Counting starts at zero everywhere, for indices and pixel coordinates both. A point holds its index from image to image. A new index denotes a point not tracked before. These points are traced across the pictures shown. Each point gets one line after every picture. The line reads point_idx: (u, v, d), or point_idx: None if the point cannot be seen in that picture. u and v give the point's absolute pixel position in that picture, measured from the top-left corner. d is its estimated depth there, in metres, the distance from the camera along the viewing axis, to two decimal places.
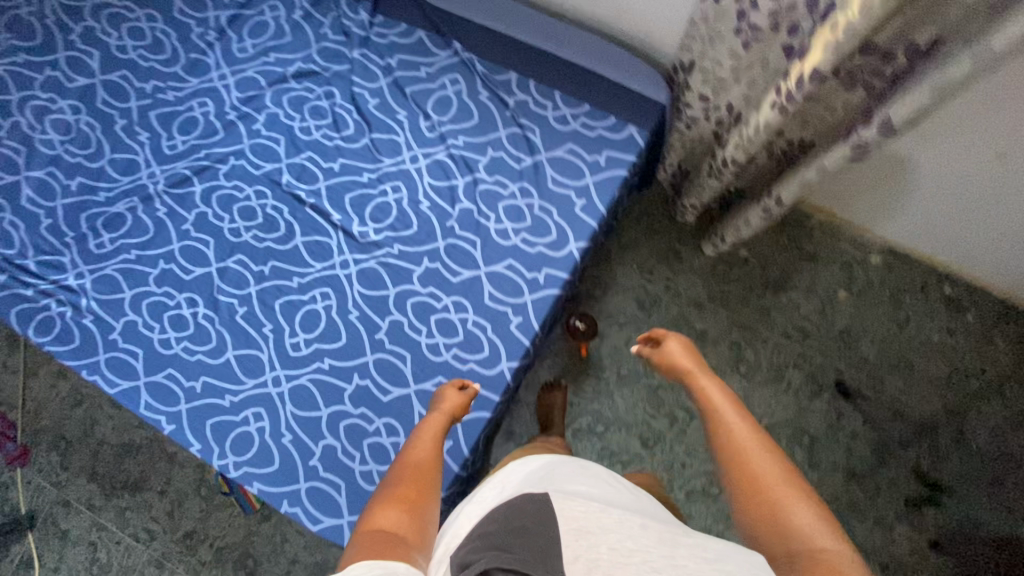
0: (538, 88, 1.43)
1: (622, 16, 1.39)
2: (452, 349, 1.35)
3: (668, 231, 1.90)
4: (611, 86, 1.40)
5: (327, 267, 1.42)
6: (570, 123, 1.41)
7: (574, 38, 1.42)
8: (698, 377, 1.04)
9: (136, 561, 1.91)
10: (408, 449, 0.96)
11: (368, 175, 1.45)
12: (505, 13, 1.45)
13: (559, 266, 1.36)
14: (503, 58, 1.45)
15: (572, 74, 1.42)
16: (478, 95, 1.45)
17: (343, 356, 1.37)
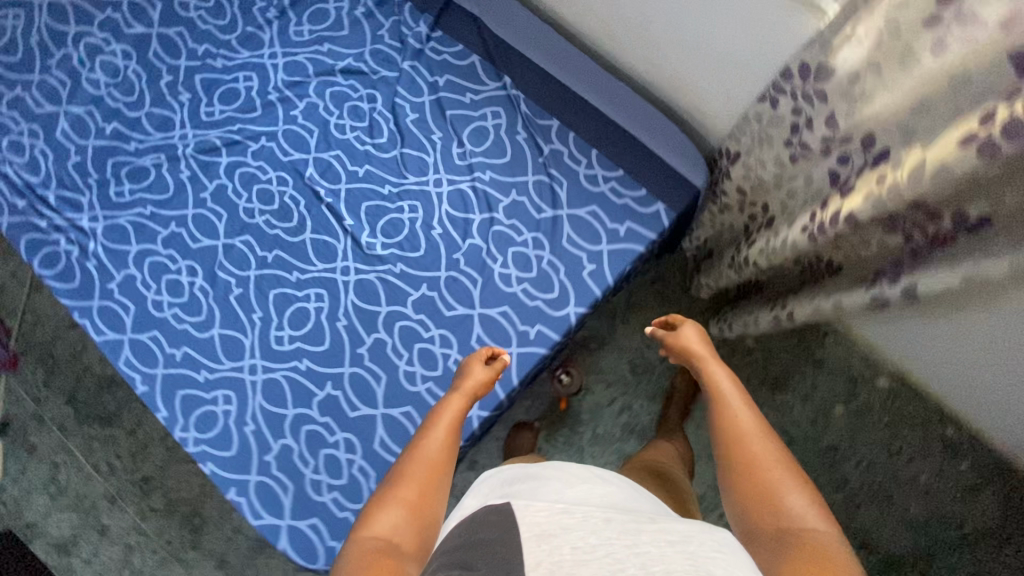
0: (577, 142, 1.40)
1: (679, 93, 1.34)
2: (427, 381, 1.34)
3: (680, 300, 1.84)
4: (651, 157, 1.35)
5: (327, 269, 1.42)
6: (600, 185, 1.38)
7: (626, 100, 1.37)
8: (711, 362, 1.06)
9: (93, 491, 1.97)
10: (421, 437, 0.95)
11: (389, 188, 1.44)
12: (562, 59, 1.41)
13: (553, 326, 1.34)
14: (549, 101, 1.42)
15: (614, 137, 1.37)
16: (516, 134, 1.43)
17: (322, 361, 1.38)
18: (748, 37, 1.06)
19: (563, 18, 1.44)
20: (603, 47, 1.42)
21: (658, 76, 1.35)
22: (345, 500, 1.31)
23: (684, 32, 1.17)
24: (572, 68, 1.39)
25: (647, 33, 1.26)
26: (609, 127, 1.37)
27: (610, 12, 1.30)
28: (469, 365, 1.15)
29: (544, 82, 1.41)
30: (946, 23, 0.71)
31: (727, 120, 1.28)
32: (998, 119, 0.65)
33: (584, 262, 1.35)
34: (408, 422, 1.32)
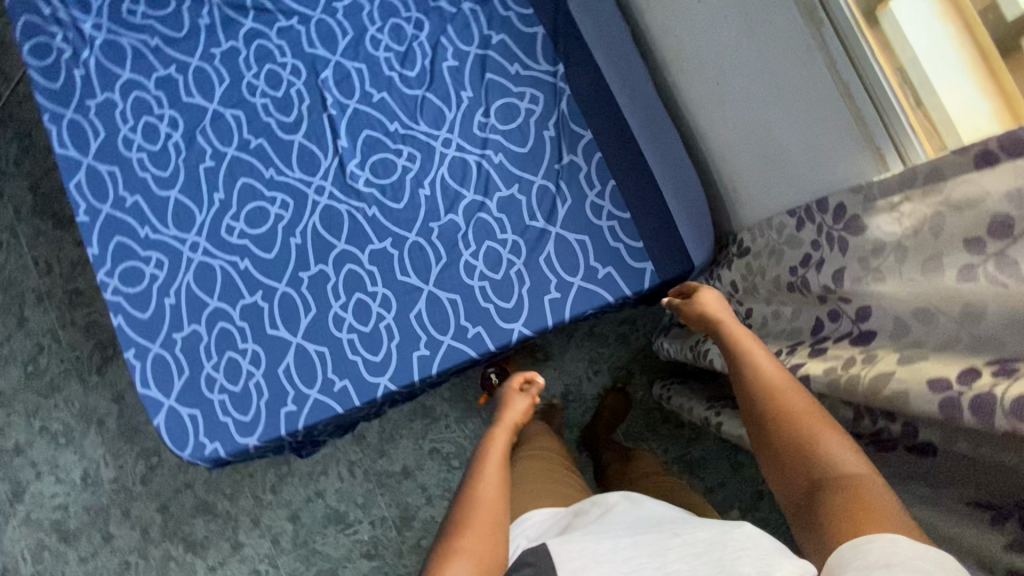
0: (600, 167, 1.32)
1: (722, 166, 1.25)
2: (352, 333, 1.30)
3: (640, 350, 1.80)
4: (664, 212, 1.28)
5: (303, 181, 1.35)
6: (601, 220, 1.30)
7: (666, 141, 1.30)
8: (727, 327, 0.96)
9: (26, 281, 1.98)
10: (472, 482, 0.93)
11: (396, 127, 1.35)
12: (626, 74, 1.31)
13: (494, 334, 1.29)
14: (592, 112, 1.32)
15: (640, 181, 1.30)
16: (544, 129, 1.34)
17: (261, 268, 1.33)
18: (808, 150, 0.96)
19: (651, 39, 1.33)
20: (672, 86, 1.32)
21: (710, 139, 1.25)
22: (231, 407, 1.30)
23: (750, 112, 1.07)
24: (633, 95, 1.31)
25: (715, 93, 1.15)
26: (642, 168, 1.30)
27: (690, 53, 1.19)
28: (502, 393, 1.23)
29: (599, 92, 1.32)
30: (985, 253, 0.65)
31: (752, 216, 1.19)
32: (976, 383, 0.61)
33: (551, 286, 1.29)
34: (318, 362, 1.30)
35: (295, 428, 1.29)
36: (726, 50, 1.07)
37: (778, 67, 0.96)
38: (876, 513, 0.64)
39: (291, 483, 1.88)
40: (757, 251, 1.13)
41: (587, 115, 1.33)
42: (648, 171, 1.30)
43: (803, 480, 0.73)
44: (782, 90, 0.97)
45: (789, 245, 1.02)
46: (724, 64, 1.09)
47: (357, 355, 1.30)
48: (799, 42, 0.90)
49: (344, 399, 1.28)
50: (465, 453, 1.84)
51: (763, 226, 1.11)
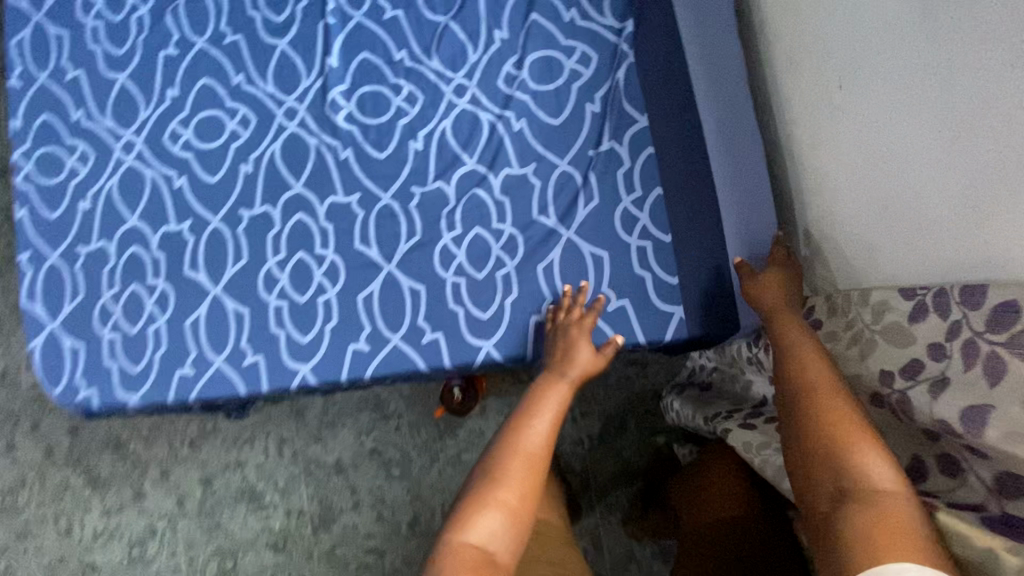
0: (647, 169, 1.00)
1: (813, 205, 0.95)
2: (282, 299, 1.03)
3: (640, 403, 1.48)
4: (716, 244, 0.98)
5: (274, 97, 1.07)
6: (631, 237, 0.99)
7: (746, 155, 1.00)
8: (783, 313, 0.85)
9: None
10: (516, 428, 0.83)
11: (403, 58, 1.05)
12: (714, 60, 1.01)
13: (455, 347, 0.99)
14: (656, 96, 1.00)
15: (694, 201, 0.99)
16: (587, 102, 1.02)
17: (198, 193, 1.06)
18: (974, 197, 0.68)
19: (762, 24, 1.00)
20: (776, 90, 0.99)
21: (809, 168, 0.94)
22: (120, 351, 1.05)
23: (880, 143, 0.79)
24: (717, 92, 1.01)
25: (831, 109, 0.87)
26: (702, 186, 0.99)
27: (809, 51, 0.89)
28: (558, 328, 0.95)
29: (674, 75, 1.01)
30: None
31: (846, 281, 0.89)
32: None
33: (543, 306, 0.99)
34: (234, 324, 1.03)
35: (186, 398, 1.03)
36: (869, 54, 0.78)
37: (947, 87, 0.69)
38: (902, 539, 0.59)
39: (212, 443, 1.64)
40: (833, 333, 0.86)
41: (649, 98, 1.01)
42: (709, 192, 0.99)
43: (829, 489, 0.67)
44: (940, 120, 0.70)
45: (885, 339, 0.78)
46: (861, 72, 0.80)
47: (281, 328, 1.02)
48: (989, 61, 0.63)
49: (253, 378, 1.02)
50: (408, 464, 1.57)
51: (857, 301, 0.83)
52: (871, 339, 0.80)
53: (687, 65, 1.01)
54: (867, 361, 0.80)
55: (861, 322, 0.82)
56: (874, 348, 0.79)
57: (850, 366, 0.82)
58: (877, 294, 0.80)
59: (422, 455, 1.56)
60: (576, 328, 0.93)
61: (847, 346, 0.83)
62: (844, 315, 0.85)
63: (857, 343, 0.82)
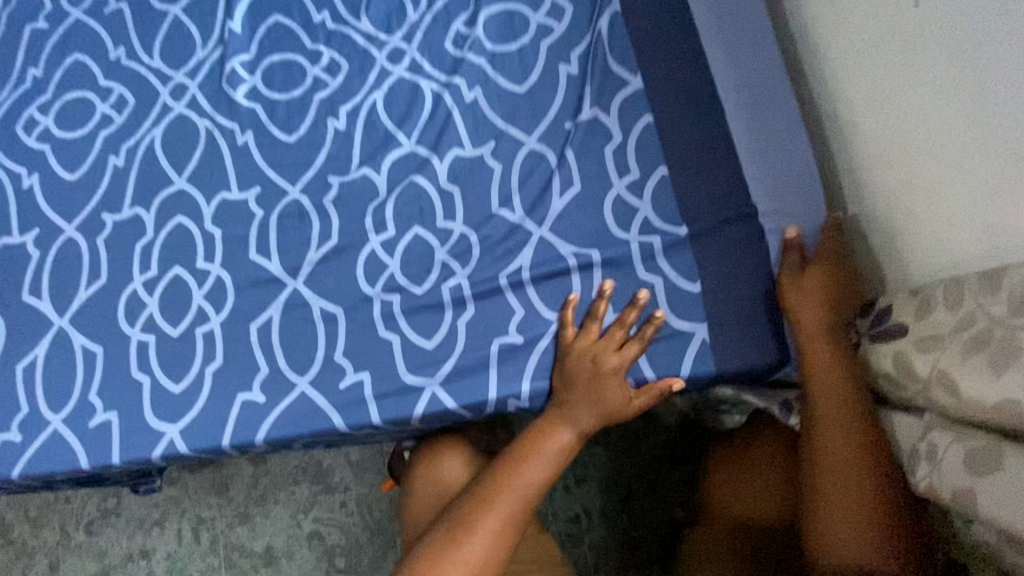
0: (645, 141, 0.74)
1: (879, 177, 0.69)
2: (149, 332, 0.73)
3: (650, 465, 1.15)
4: (747, 236, 0.71)
5: (160, 73, 0.83)
6: (630, 233, 0.72)
7: (778, 119, 0.74)
8: (818, 339, 0.66)
9: None
10: (502, 470, 0.69)
11: (324, 20, 0.82)
12: (728, 5, 0.77)
13: (383, 392, 0.69)
14: (652, 52, 0.76)
15: (712, 183, 0.73)
16: (562, 62, 0.77)
17: (52, 194, 0.80)
18: None
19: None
20: (813, 37, 0.76)
21: (879, 121, 0.67)
22: None
23: (974, 74, 0.55)
24: (734, 44, 0.76)
25: (905, 32, 0.62)
26: (723, 161, 0.73)
27: None
28: (581, 348, 0.68)
29: (676, 25, 0.77)
30: None
31: (948, 266, 0.62)
32: None
33: (510, 322, 0.71)
34: (81, 367, 0.73)
35: (4, 477, 0.71)
36: None
37: None
38: None
39: (114, 526, 1.31)
40: (935, 338, 0.57)
41: (643, 54, 0.76)
42: (732, 169, 0.73)
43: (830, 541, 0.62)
44: None
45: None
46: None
47: (146, 372, 0.72)
48: None
49: (97, 446, 0.71)
50: (357, 553, 1.23)
51: (979, 288, 0.55)
52: (1012, 339, 0.50)
53: (693, 14, 0.77)
54: (1006, 376, 0.50)
55: (986, 317, 0.53)
56: (1017, 354, 0.50)
57: (975, 387, 0.52)
58: (1017, 272, 0.52)
59: (373, 539, 1.23)
60: (610, 359, 0.67)
61: (964, 356, 0.54)
62: (952, 312, 0.57)
63: (984, 348, 0.52)
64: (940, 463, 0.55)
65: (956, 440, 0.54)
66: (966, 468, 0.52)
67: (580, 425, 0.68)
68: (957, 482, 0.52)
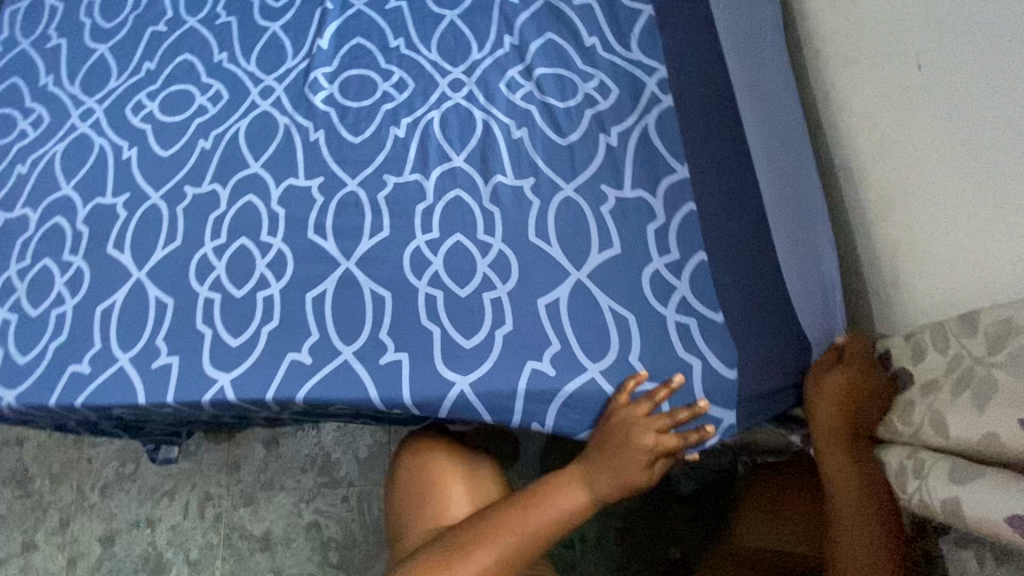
0: (689, 224, 0.80)
1: (887, 233, 0.75)
2: (214, 291, 0.82)
3: (650, 499, 1.15)
4: (771, 291, 0.77)
5: (253, 76, 0.96)
6: (668, 308, 0.76)
7: (799, 188, 0.82)
8: (836, 437, 0.68)
9: None
10: (519, 505, 0.74)
11: (398, 45, 0.95)
12: (762, 79, 0.85)
13: (412, 370, 0.76)
14: (693, 114, 0.84)
15: (743, 237, 0.79)
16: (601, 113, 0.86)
17: (147, 166, 0.92)
18: None
19: (810, 38, 0.87)
20: (827, 111, 0.84)
21: (876, 182, 0.76)
22: (11, 337, 0.84)
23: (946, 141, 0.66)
24: (764, 112, 0.84)
25: (887, 108, 0.73)
26: (753, 215, 0.80)
27: (849, 59, 0.79)
28: (625, 417, 0.72)
29: (715, 90, 0.84)
30: None
31: (944, 310, 0.68)
32: None
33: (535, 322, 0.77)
34: (151, 315, 0.82)
35: (70, 404, 0.79)
36: (919, 31, 0.68)
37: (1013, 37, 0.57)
38: None
39: (128, 492, 1.36)
40: (932, 382, 0.63)
41: (686, 116, 0.84)
42: (761, 228, 0.80)
43: None
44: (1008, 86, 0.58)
45: (1010, 373, 0.54)
46: (941, 42, 0.65)
47: (209, 326, 0.80)
48: None
49: (154, 385, 0.78)
50: (352, 548, 1.25)
51: (960, 330, 0.61)
52: (989, 376, 0.56)
53: (733, 83, 0.84)
54: (987, 412, 0.55)
55: (968, 356, 0.59)
56: (995, 390, 0.55)
57: (959, 421, 0.57)
58: (989, 313, 0.58)
59: (370, 536, 1.25)
60: (647, 437, 0.71)
61: (954, 395, 0.59)
62: (941, 354, 0.62)
63: (969, 386, 0.57)
64: (926, 477, 0.59)
65: (940, 458, 0.58)
66: (951, 475, 0.56)
67: (596, 490, 0.73)
68: (944, 492, 0.56)
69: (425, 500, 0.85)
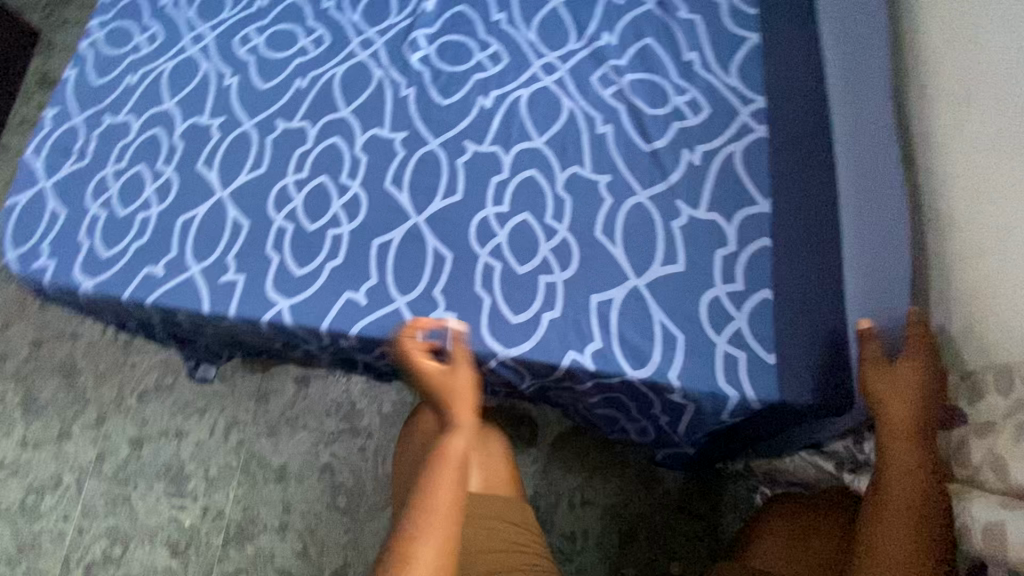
0: (759, 256, 0.77)
1: (967, 260, 0.73)
2: (288, 222, 0.86)
3: (658, 510, 1.15)
4: (830, 324, 0.73)
5: (356, 27, 0.99)
6: (719, 336, 0.74)
7: (888, 207, 0.75)
8: (900, 438, 0.64)
9: (63, 36, 1.74)
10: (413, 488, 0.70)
11: (498, 19, 0.96)
12: (866, 94, 0.80)
13: (461, 329, 0.78)
14: (785, 137, 0.82)
15: (813, 264, 0.76)
16: (688, 118, 0.85)
17: (244, 95, 0.96)
18: None
19: (921, 66, 0.83)
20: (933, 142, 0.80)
21: (984, 207, 0.70)
22: (99, 229, 0.90)
23: None
24: (858, 130, 0.79)
25: (1004, 119, 0.68)
26: (825, 244, 0.77)
27: (968, 72, 0.74)
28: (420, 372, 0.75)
29: (810, 115, 0.83)
30: None
31: None
32: None
33: (586, 308, 0.77)
34: (227, 232, 0.86)
35: (140, 300, 0.84)
36: None
37: None
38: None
39: (162, 400, 1.44)
40: (988, 424, 0.63)
41: (778, 136, 0.83)
42: (835, 255, 0.76)
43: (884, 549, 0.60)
44: None
45: None
46: None
47: (277, 252, 0.84)
48: None
49: (220, 297, 0.83)
50: (360, 497, 1.29)
51: None
52: None
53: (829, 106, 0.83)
54: None
55: None
56: None
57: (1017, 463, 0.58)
58: None
59: (378, 490, 1.29)
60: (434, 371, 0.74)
61: (1014, 439, 0.59)
62: (1003, 397, 0.62)
63: None
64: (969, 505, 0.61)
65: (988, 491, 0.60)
66: (999, 501, 0.58)
67: (449, 427, 0.74)
68: (989, 517, 0.59)
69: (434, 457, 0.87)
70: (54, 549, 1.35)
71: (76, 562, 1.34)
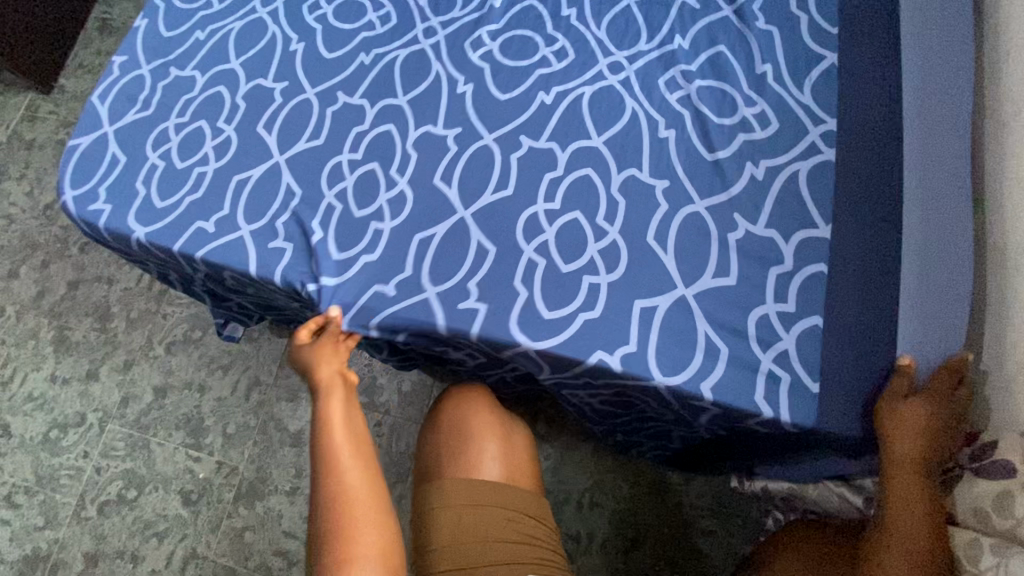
0: (811, 280, 0.76)
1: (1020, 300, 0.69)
2: (341, 194, 0.87)
3: (665, 523, 1.14)
4: (876, 354, 0.73)
5: (426, 7, 0.99)
6: (764, 354, 0.73)
7: (942, 246, 0.75)
8: (908, 469, 0.67)
9: None
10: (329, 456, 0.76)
11: (569, 13, 0.95)
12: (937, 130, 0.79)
13: (501, 317, 0.78)
14: (853, 163, 0.81)
15: (866, 294, 0.76)
16: (753, 132, 0.84)
17: (308, 63, 0.97)
18: None
19: (999, 92, 0.78)
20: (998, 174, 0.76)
21: None
22: (156, 179, 0.92)
23: None
24: (926, 165, 0.78)
25: None
26: (880, 275, 0.77)
27: None
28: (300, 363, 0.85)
29: (880, 145, 0.82)
30: None
31: None
32: None
33: (629, 312, 0.76)
34: (280, 197, 0.87)
35: (190, 254, 0.86)
36: None
37: None
38: None
39: (189, 353, 1.47)
40: None
41: (845, 160, 0.82)
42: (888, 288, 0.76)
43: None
44: None
45: None
46: None
47: (329, 221, 0.85)
48: None
49: (267, 260, 0.84)
50: None
51: None
52: None
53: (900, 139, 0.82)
54: None
55: None
56: None
57: None
58: None
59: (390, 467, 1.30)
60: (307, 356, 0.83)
61: None
62: None
63: None
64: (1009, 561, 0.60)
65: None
66: None
67: (336, 401, 0.81)
68: None
69: (454, 438, 0.88)
70: (70, 484, 1.39)
71: (91, 499, 1.37)
